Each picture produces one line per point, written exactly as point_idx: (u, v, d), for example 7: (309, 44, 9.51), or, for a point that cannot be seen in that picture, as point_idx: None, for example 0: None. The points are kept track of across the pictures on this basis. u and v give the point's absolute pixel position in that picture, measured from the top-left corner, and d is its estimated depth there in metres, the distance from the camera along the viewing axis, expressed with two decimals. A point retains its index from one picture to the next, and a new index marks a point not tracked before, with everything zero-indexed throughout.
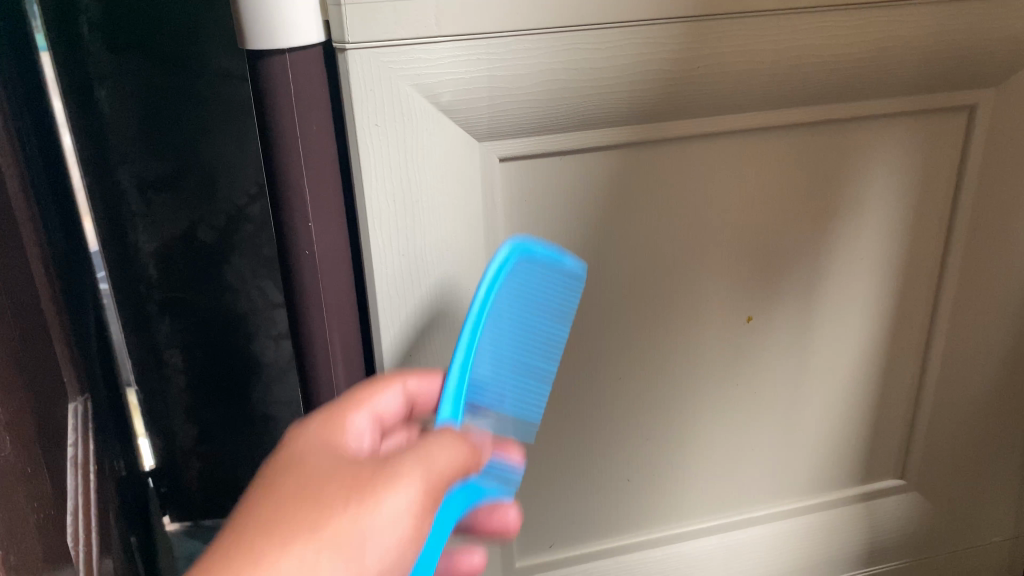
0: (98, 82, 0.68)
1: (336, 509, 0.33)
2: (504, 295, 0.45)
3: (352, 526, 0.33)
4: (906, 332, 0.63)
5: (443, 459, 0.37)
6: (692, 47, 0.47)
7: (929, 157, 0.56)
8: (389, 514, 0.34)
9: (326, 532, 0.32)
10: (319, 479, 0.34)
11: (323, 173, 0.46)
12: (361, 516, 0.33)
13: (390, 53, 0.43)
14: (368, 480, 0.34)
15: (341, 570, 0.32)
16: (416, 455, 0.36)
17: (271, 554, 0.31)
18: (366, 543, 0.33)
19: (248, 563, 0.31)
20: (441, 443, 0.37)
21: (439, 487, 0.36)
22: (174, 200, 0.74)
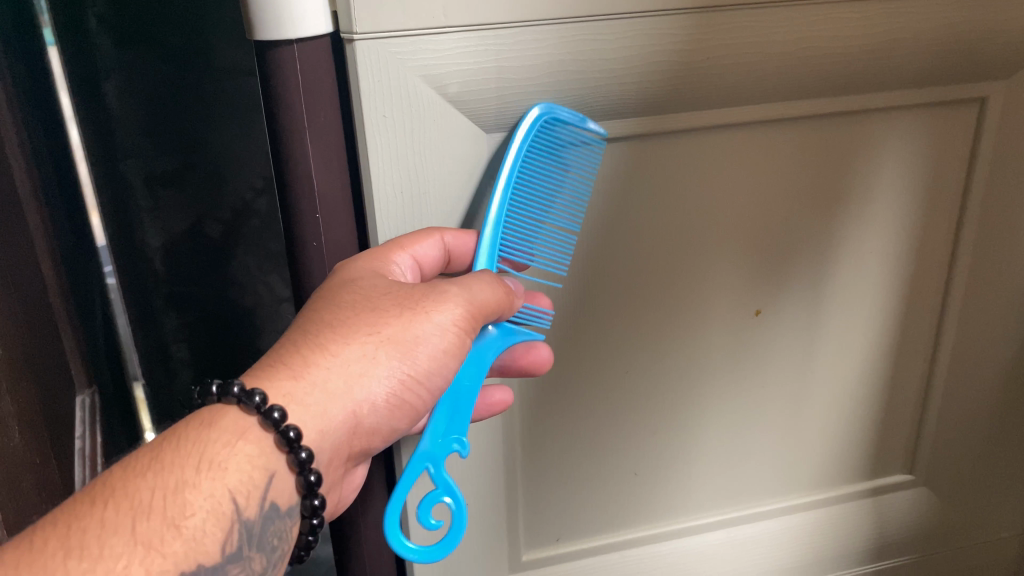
0: (103, 74, 0.64)
1: (389, 315, 0.42)
2: (519, 185, 0.48)
3: (403, 335, 0.41)
4: (914, 325, 0.62)
5: (486, 294, 0.43)
6: (703, 39, 0.46)
7: (939, 148, 0.56)
8: (430, 339, 0.42)
9: (383, 335, 0.41)
10: (379, 289, 0.43)
11: (330, 164, 0.46)
12: (411, 324, 0.42)
13: (397, 44, 0.42)
14: (417, 299, 0.42)
15: (392, 372, 0.41)
16: (463, 286, 0.43)
17: (331, 354, 0.40)
18: (413, 355, 0.42)
19: (319, 357, 0.40)
20: (486, 281, 0.44)
21: (478, 322, 0.43)
22: (184, 194, 0.70)
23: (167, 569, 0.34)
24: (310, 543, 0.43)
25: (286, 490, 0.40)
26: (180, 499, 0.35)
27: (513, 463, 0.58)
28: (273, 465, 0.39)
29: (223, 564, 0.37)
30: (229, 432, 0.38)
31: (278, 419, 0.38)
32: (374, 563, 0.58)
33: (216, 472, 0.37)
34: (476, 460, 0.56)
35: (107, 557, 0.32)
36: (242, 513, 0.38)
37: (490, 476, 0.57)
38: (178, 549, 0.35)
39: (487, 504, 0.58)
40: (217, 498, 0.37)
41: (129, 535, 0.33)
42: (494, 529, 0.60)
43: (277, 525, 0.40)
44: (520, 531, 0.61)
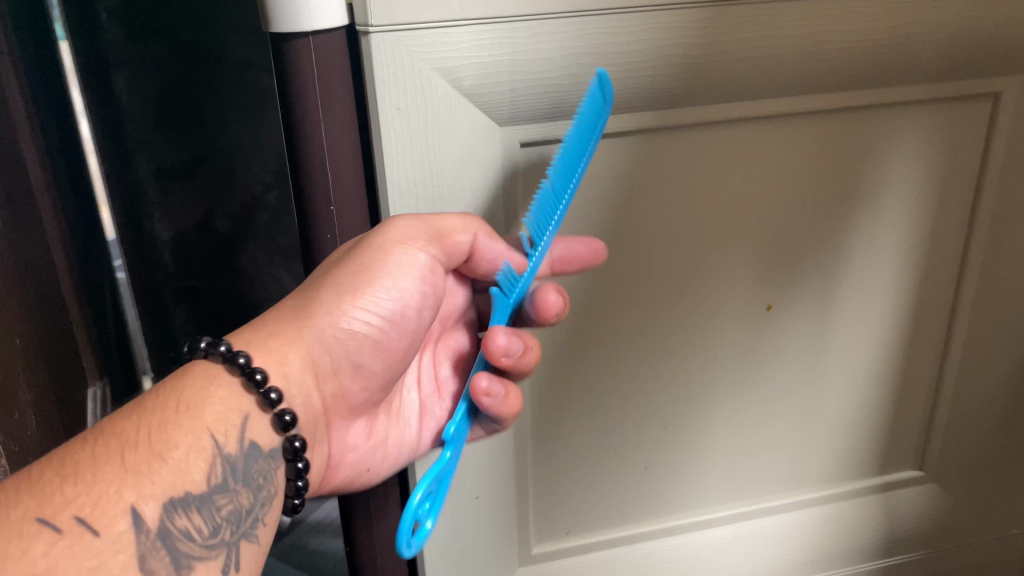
0: (115, 66, 0.64)
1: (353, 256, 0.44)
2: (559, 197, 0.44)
3: (357, 268, 0.43)
4: (926, 320, 0.62)
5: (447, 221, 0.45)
6: (717, 32, 0.46)
7: (952, 144, 0.56)
8: (388, 268, 0.44)
9: (333, 277, 0.43)
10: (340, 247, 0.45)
11: (344, 157, 0.46)
12: (362, 257, 0.43)
13: (412, 36, 0.42)
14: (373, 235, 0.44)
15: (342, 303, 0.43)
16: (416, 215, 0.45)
17: (285, 307, 0.44)
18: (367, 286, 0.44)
19: (278, 313, 0.44)
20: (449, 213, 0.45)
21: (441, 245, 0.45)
22: (194, 189, 0.70)
23: (156, 494, 0.35)
24: (299, 489, 0.42)
25: (263, 432, 0.41)
26: (164, 434, 0.36)
27: (523, 455, 0.59)
28: (247, 407, 0.40)
29: (210, 495, 0.37)
30: (202, 378, 0.40)
31: (246, 363, 0.40)
32: (386, 555, 0.58)
33: (194, 411, 0.38)
34: (487, 455, 0.56)
35: (100, 482, 0.33)
36: (223, 449, 0.38)
37: (501, 469, 0.58)
38: (166, 476, 0.35)
39: (497, 498, 0.58)
40: (197, 434, 0.37)
41: (119, 463, 0.34)
42: (504, 523, 0.60)
43: (260, 465, 0.40)
44: (530, 523, 0.62)
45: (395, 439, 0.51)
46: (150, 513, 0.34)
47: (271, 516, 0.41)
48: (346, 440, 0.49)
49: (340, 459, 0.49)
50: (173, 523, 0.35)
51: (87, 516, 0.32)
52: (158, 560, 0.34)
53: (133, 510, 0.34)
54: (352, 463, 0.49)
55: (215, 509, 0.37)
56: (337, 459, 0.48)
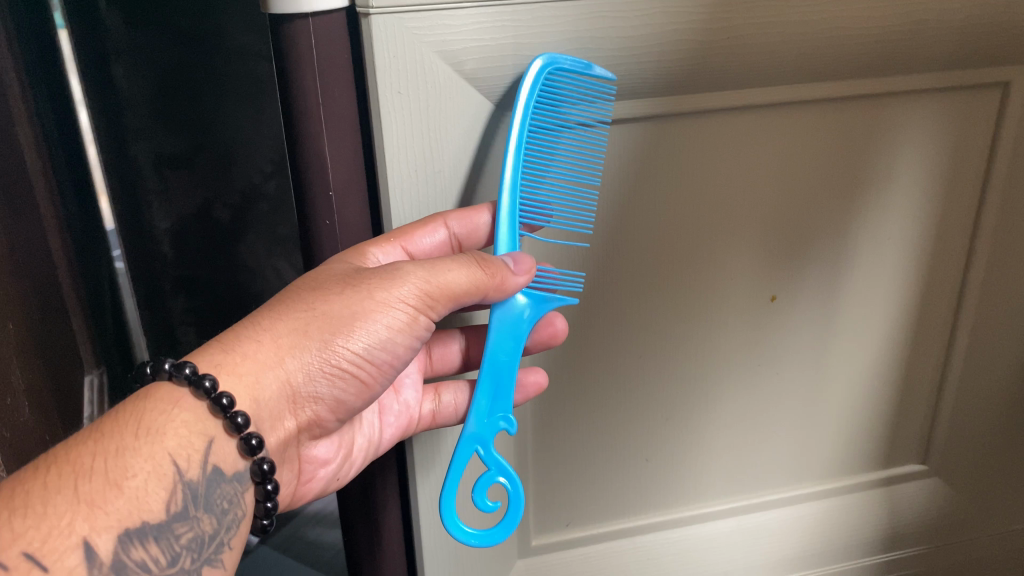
0: (112, 54, 0.63)
1: (332, 293, 0.41)
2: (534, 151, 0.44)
3: (342, 312, 0.41)
4: (931, 313, 0.62)
5: (453, 276, 0.42)
6: (725, 17, 0.46)
7: (960, 134, 0.55)
8: (368, 319, 0.42)
9: (322, 312, 0.41)
10: (328, 273, 0.43)
11: (344, 141, 0.46)
12: (350, 301, 0.41)
13: (414, 17, 0.42)
14: (370, 280, 0.42)
15: (324, 347, 0.41)
16: (421, 263, 0.42)
17: (265, 330, 0.41)
18: (354, 337, 0.42)
19: (254, 333, 0.41)
20: (453, 263, 0.42)
21: (439, 300, 0.43)
22: (193, 178, 0.69)
23: (111, 525, 0.34)
24: (268, 510, 0.43)
25: (228, 454, 0.40)
26: (121, 461, 0.35)
27: (524, 446, 0.58)
28: (212, 431, 0.39)
29: (168, 524, 0.37)
30: (163, 401, 0.38)
31: (212, 388, 0.38)
32: (383, 545, 0.57)
33: (154, 436, 0.37)
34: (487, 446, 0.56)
35: (52, 514, 0.32)
36: (184, 475, 0.38)
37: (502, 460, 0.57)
38: (121, 506, 0.34)
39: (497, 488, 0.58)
40: (158, 460, 0.36)
41: (72, 493, 0.33)
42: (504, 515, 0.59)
43: (223, 489, 0.40)
44: (530, 515, 0.61)
45: (360, 445, 0.51)
46: (104, 545, 0.33)
47: (237, 540, 0.41)
48: (315, 454, 0.48)
49: (310, 475, 0.49)
50: (129, 556, 0.34)
51: (36, 551, 0.31)
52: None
53: (86, 543, 0.33)
54: (323, 477, 0.49)
55: (174, 537, 0.37)
56: (308, 473, 0.48)
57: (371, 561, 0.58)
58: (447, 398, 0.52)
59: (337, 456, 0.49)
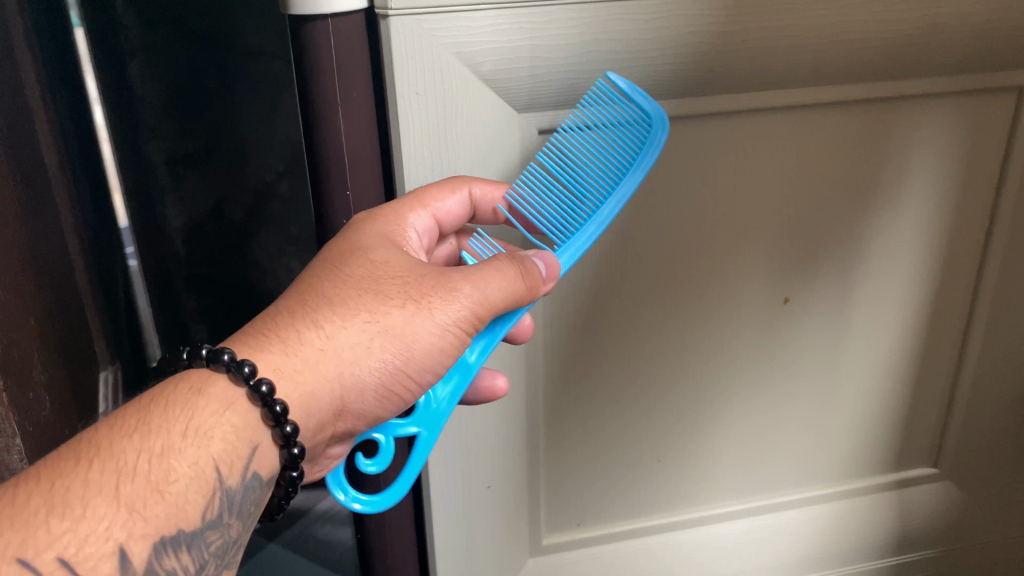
0: (128, 53, 0.64)
1: (392, 303, 0.38)
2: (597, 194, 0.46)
3: (402, 328, 0.38)
4: (944, 316, 0.62)
5: (496, 288, 0.40)
6: (740, 20, 0.46)
7: (975, 138, 0.55)
8: (424, 339, 0.38)
9: (383, 325, 0.38)
10: (386, 272, 0.39)
11: (362, 140, 0.46)
12: (412, 321, 0.38)
13: (431, 20, 0.42)
14: (426, 291, 0.39)
15: (384, 364, 0.38)
16: (476, 282, 0.39)
17: (325, 335, 0.37)
18: (410, 353, 0.38)
19: (313, 335, 0.37)
20: (498, 273, 0.40)
21: (485, 318, 0.40)
22: (206, 177, 0.69)
23: (149, 533, 0.31)
24: (282, 505, 0.40)
25: (268, 461, 0.37)
26: (166, 463, 0.32)
27: (535, 444, 0.59)
28: (259, 438, 0.36)
29: (203, 531, 0.34)
30: (216, 400, 0.35)
31: (268, 393, 0.35)
32: (395, 542, 0.58)
33: (202, 438, 0.34)
34: (498, 441, 0.56)
35: (90, 518, 0.30)
36: (225, 482, 0.34)
37: (514, 457, 0.58)
38: (161, 513, 0.32)
39: (507, 484, 0.58)
40: (203, 464, 0.33)
41: (112, 495, 0.30)
42: (515, 512, 0.60)
43: (258, 494, 0.37)
44: (541, 514, 0.62)
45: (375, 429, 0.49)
46: (140, 555, 0.31)
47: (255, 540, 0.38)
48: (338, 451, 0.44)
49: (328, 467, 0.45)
50: (162, 565, 0.32)
51: (71, 557, 0.29)
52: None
53: (122, 550, 0.30)
54: None
55: (205, 545, 0.34)
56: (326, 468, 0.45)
57: (382, 559, 0.58)
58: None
59: None
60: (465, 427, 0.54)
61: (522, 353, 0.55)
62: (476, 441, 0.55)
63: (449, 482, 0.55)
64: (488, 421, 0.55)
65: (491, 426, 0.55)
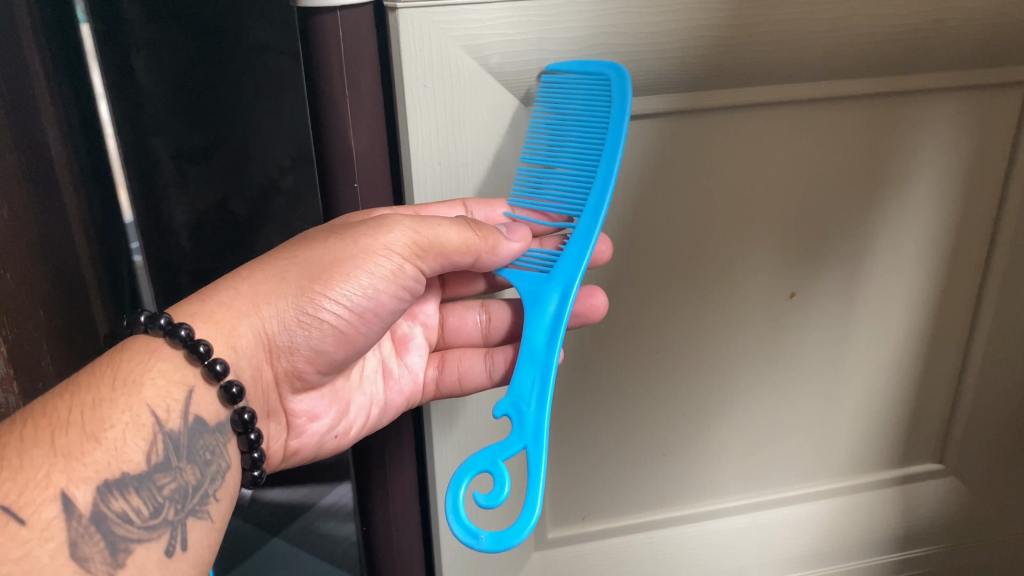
0: (132, 48, 0.63)
1: (317, 243, 0.43)
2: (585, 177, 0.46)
3: (327, 261, 0.42)
4: (949, 311, 0.62)
5: (434, 227, 0.43)
6: (747, 14, 0.46)
7: (981, 133, 0.55)
8: (353, 270, 0.43)
9: (303, 261, 0.43)
10: (319, 231, 0.44)
11: (370, 133, 0.46)
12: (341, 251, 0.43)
13: (440, 12, 0.42)
14: (356, 229, 0.43)
15: (306, 294, 0.43)
16: (408, 216, 0.43)
17: (243, 279, 0.43)
18: (341, 284, 0.43)
19: (232, 282, 0.43)
20: (439, 219, 0.43)
21: (427, 252, 0.43)
22: (211, 172, 0.69)
23: (89, 477, 0.35)
24: (255, 461, 0.44)
25: (208, 404, 0.42)
26: (98, 413, 0.37)
27: None
28: (192, 380, 0.41)
29: (150, 475, 0.38)
30: (141, 353, 0.40)
31: (188, 336, 0.40)
32: (401, 536, 0.58)
33: (132, 388, 0.38)
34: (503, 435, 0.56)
35: (28, 467, 0.34)
36: (164, 426, 0.39)
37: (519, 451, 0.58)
38: (99, 458, 0.36)
39: (512, 478, 0.58)
40: (135, 412, 0.38)
41: (49, 446, 0.35)
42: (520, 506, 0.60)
43: (205, 439, 0.41)
44: (547, 508, 0.62)
45: (358, 403, 0.51)
46: (82, 497, 0.35)
47: (223, 492, 0.42)
48: (300, 408, 0.48)
49: (301, 428, 0.49)
50: (109, 507, 0.36)
51: (12, 503, 0.33)
52: (92, 545, 0.35)
53: (64, 495, 0.34)
54: (314, 432, 0.49)
55: (156, 488, 0.38)
56: (299, 428, 0.49)
57: (387, 550, 0.58)
58: (451, 365, 0.52)
59: (328, 411, 0.49)
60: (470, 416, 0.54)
61: None
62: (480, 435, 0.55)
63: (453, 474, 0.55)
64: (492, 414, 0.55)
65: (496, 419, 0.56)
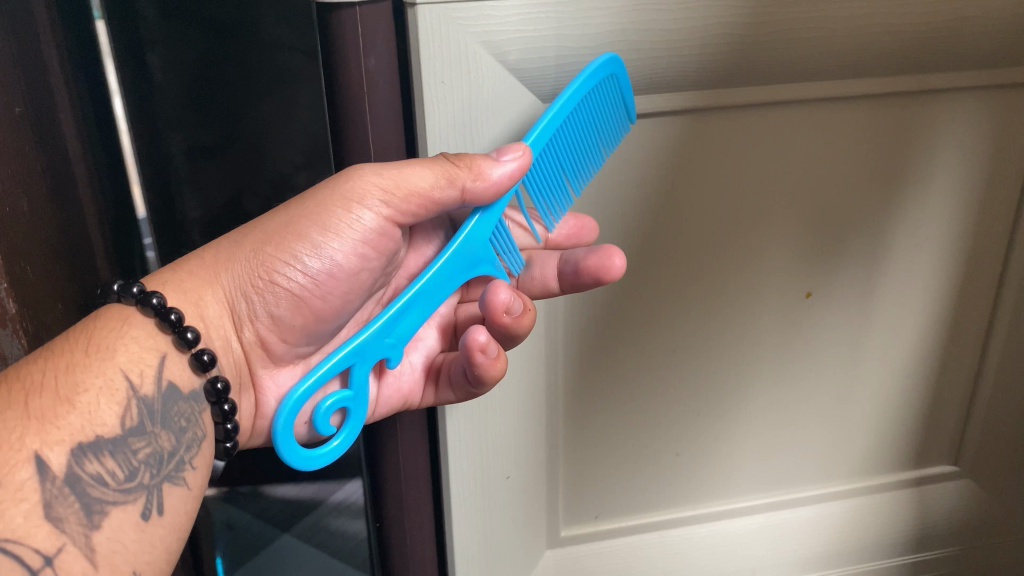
0: (149, 43, 0.62)
1: (281, 210, 0.44)
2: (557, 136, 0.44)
3: (289, 223, 0.43)
4: (967, 310, 0.61)
5: (412, 170, 0.41)
6: (767, 12, 0.46)
7: (1001, 133, 0.55)
8: (314, 231, 0.43)
9: (265, 226, 0.43)
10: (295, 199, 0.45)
11: (388, 129, 0.46)
12: (302, 215, 0.43)
13: (459, 8, 0.42)
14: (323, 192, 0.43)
15: (268, 254, 0.43)
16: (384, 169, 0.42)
17: (207, 246, 0.44)
18: (305, 239, 0.43)
19: (197, 252, 0.44)
20: (416, 161, 0.41)
21: (407, 198, 0.42)
22: (225, 168, 0.69)
23: (62, 440, 0.35)
24: (228, 433, 0.43)
25: (183, 373, 0.41)
26: (70, 377, 0.37)
27: (555, 434, 0.59)
28: (165, 347, 0.40)
29: (125, 439, 0.38)
30: (115, 320, 0.40)
31: (159, 304, 0.40)
32: (415, 533, 0.58)
33: (105, 352, 0.38)
34: (518, 431, 0.56)
35: (2, 429, 0.34)
36: (137, 390, 0.38)
37: (534, 448, 0.58)
38: (72, 422, 0.36)
39: (525, 475, 0.58)
40: (108, 376, 0.38)
41: (23, 409, 0.35)
42: (533, 503, 0.60)
43: (180, 406, 0.40)
44: (560, 506, 0.62)
45: None
46: (56, 459, 0.35)
47: (200, 461, 0.41)
48: (276, 385, 0.47)
49: (269, 406, 0.47)
50: (82, 469, 0.36)
51: None
52: (66, 506, 0.35)
53: (37, 457, 0.34)
54: None
55: (130, 452, 0.38)
56: (265, 404, 0.47)
57: (400, 547, 0.58)
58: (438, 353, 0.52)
59: None
60: (486, 412, 0.54)
61: (542, 345, 0.55)
62: (496, 433, 0.55)
63: (470, 472, 0.55)
64: (507, 411, 0.55)
65: (511, 415, 0.55)
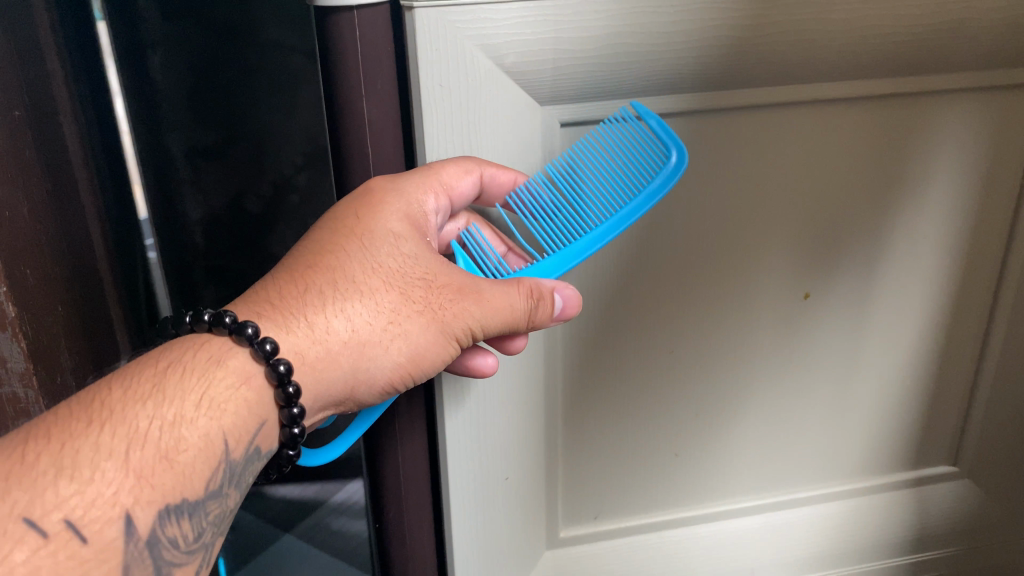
0: (149, 45, 0.60)
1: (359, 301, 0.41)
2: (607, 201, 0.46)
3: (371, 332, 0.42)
4: (966, 309, 0.61)
5: (502, 313, 0.43)
6: (763, 14, 0.46)
7: (999, 132, 0.55)
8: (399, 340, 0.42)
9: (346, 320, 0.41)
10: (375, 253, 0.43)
11: (385, 132, 0.46)
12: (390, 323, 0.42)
13: (457, 11, 0.42)
14: (407, 298, 0.42)
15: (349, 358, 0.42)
16: (476, 303, 0.43)
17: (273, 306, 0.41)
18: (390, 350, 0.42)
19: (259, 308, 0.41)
20: (506, 298, 0.43)
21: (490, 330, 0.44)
22: (224, 168, 0.65)
23: (154, 501, 0.35)
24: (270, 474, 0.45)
25: (270, 435, 0.41)
26: (176, 433, 0.36)
27: (553, 435, 0.59)
28: (267, 414, 0.40)
29: (204, 501, 0.38)
30: (234, 376, 0.39)
31: (285, 373, 0.39)
32: (416, 533, 0.58)
33: (214, 411, 0.38)
34: (517, 431, 0.56)
35: (98, 482, 0.33)
36: (230, 454, 0.38)
37: (533, 449, 0.58)
38: (166, 482, 0.35)
39: (524, 476, 0.58)
40: (211, 437, 0.37)
41: (123, 465, 0.34)
42: (532, 504, 0.60)
43: (255, 466, 0.41)
44: (559, 507, 0.62)
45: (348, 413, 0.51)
46: (143, 519, 0.35)
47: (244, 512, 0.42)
48: None
49: None
50: (164, 530, 0.36)
51: (77, 519, 0.32)
52: (142, 566, 0.35)
53: (127, 516, 0.34)
54: None
55: (205, 514, 0.38)
56: None
57: (400, 547, 0.58)
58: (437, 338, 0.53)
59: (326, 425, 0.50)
60: (482, 411, 0.54)
61: (541, 346, 0.55)
62: (494, 435, 0.55)
63: (471, 473, 0.55)
64: (505, 410, 0.55)
65: (506, 412, 0.55)
